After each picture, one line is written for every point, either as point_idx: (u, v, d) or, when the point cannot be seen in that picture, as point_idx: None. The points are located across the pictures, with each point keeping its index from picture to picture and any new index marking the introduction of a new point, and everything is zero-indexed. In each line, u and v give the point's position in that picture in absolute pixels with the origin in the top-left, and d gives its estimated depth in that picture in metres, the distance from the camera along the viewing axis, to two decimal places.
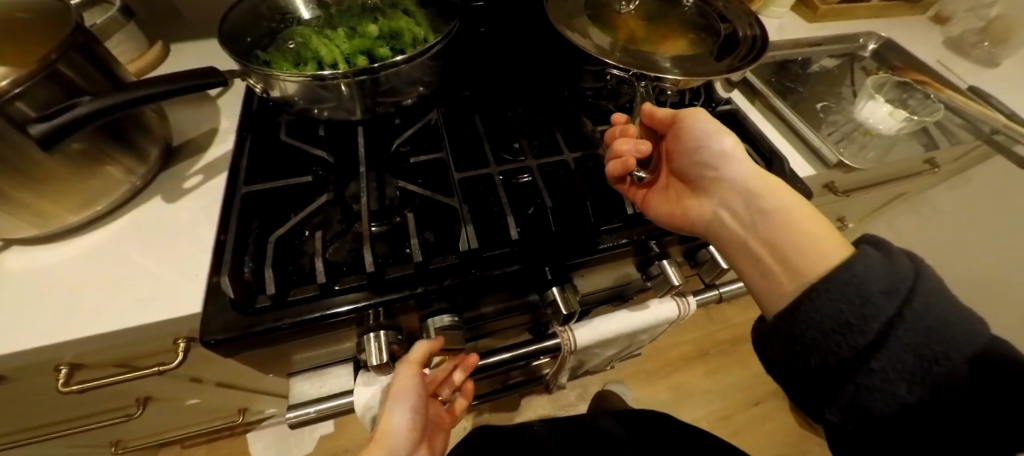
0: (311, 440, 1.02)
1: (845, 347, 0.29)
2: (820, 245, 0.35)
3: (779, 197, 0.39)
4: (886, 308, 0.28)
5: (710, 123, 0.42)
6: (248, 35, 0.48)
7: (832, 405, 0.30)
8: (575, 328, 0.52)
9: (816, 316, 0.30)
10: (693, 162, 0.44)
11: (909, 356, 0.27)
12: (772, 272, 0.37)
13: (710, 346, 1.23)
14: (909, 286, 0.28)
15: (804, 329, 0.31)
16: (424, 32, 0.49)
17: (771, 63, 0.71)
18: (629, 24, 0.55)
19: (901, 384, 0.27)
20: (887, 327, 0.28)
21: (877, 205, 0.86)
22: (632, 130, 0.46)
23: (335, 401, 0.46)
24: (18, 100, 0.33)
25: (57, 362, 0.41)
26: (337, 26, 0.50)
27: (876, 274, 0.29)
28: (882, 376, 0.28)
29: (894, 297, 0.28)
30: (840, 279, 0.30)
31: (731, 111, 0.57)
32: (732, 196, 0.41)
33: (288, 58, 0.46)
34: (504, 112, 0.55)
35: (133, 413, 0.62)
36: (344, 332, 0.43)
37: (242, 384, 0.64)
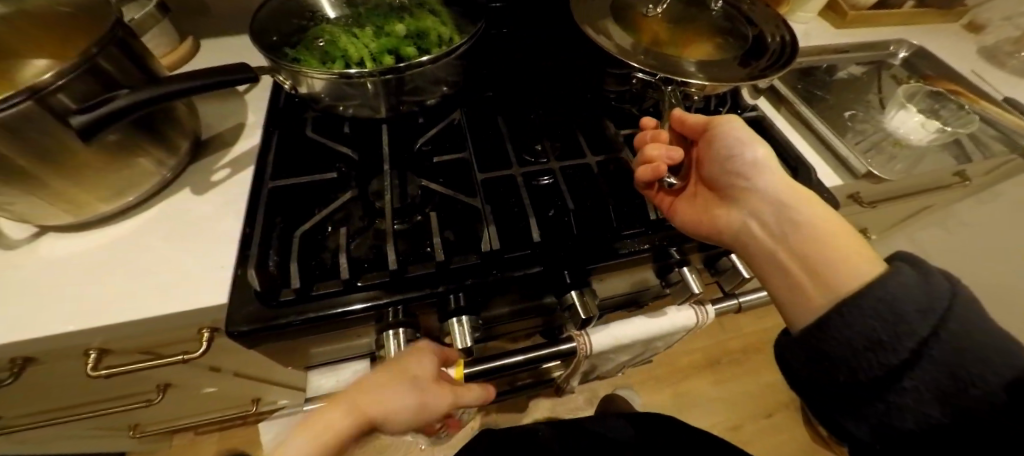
0: None
1: (875, 364, 0.28)
2: (855, 262, 0.34)
3: (812, 210, 0.38)
4: (921, 327, 0.27)
5: (743, 131, 0.42)
6: (277, 32, 0.49)
7: (860, 421, 0.29)
8: (590, 332, 0.52)
9: (846, 331, 0.29)
10: (724, 171, 0.43)
11: (944, 377, 0.27)
12: (800, 285, 0.36)
13: (722, 354, 1.21)
14: (945, 306, 0.28)
15: (833, 346, 0.30)
16: (449, 31, 0.50)
17: (796, 69, 0.70)
18: (655, 28, 0.54)
19: (933, 405, 0.27)
20: (921, 346, 0.27)
21: (902, 217, 0.84)
22: (664, 135, 0.46)
23: None
24: (59, 93, 0.34)
25: (86, 347, 0.42)
26: (364, 25, 0.50)
27: (911, 292, 0.28)
28: (914, 395, 0.27)
29: (930, 317, 0.28)
30: (872, 295, 0.29)
31: (757, 118, 0.56)
32: (763, 206, 0.40)
33: (316, 56, 0.46)
34: (526, 113, 0.55)
35: (152, 399, 0.64)
36: (364, 328, 0.43)
37: (258, 375, 0.65)
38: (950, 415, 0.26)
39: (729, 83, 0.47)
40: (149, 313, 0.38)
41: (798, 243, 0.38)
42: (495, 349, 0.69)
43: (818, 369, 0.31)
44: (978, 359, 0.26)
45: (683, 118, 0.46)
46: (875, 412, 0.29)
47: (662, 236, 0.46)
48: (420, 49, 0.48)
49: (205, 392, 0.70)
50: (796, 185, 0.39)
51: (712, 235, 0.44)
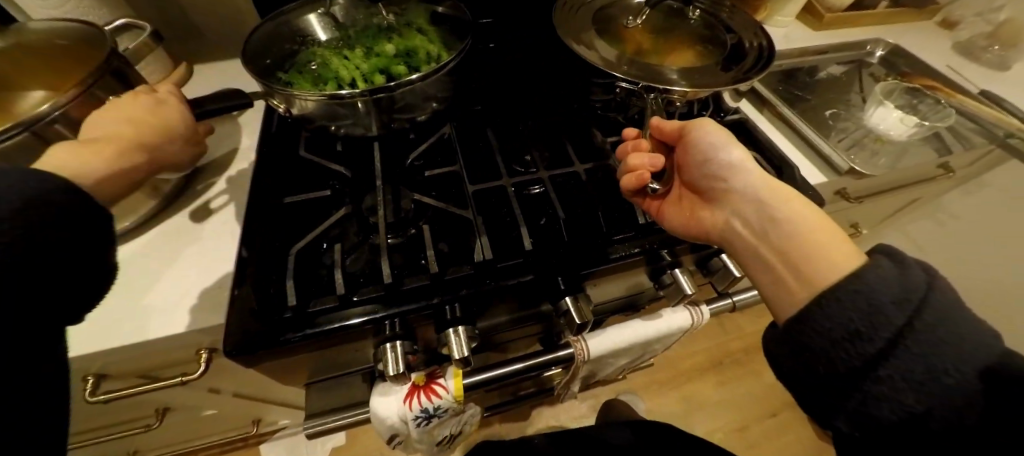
0: (323, 451, 1.03)
1: (854, 356, 0.29)
2: (834, 254, 0.34)
3: (791, 208, 0.38)
4: (897, 318, 0.28)
5: (719, 135, 0.43)
6: (269, 56, 0.50)
7: (840, 413, 0.30)
8: (587, 338, 0.52)
9: (827, 323, 0.30)
10: (704, 174, 0.44)
11: (919, 368, 0.27)
12: (783, 280, 0.36)
13: (724, 355, 1.21)
14: (920, 297, 0.28)
15: (812, 338, 0.31)
16: (437, 48, 0.51)
17: (778, 71, 0.72)
18: (637, 38, 0.56)
19: (911, 396, 0.27)
20: (896, 337, 0.28)
21: (891, 211, 0.85)
22: (645, 144, 0.47)
23: (351, 411, 0.47)
24: (57, 123, 0.35)
25: (84, 372, 0.42)
26: (353, 46, 0.52)
27: (888, 283, 0.29)
28: (890, 384, 0.28)
29: (906, 308, 0.28)
30: (848, 287, 0.30)
31: (740, 120, 0.58)
32: (744, 205, 0.41)
33: (310, 79, 0.47)
34: (515, 124, 0.56)
35: (151, 423, 0.63)
36: (361, 342, 0.44)
37: (258, 394, 0.64)
38: (927, 405, 0.27)
39: (711, 88, 0.48)
40: (147, 335, 0.38)
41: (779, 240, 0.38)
42: (495, 359, 0.69)
43: (801, 360, 0.32)
44: (953, 349, 0.27)
45: (660, 125, 0.47)
46: (852, 402, 0.29)
47: (656, 239, 0.47)
48: (410, 66, 0.49)
49: (204, 415, 0.70)
50: (773, 184, 0.40)
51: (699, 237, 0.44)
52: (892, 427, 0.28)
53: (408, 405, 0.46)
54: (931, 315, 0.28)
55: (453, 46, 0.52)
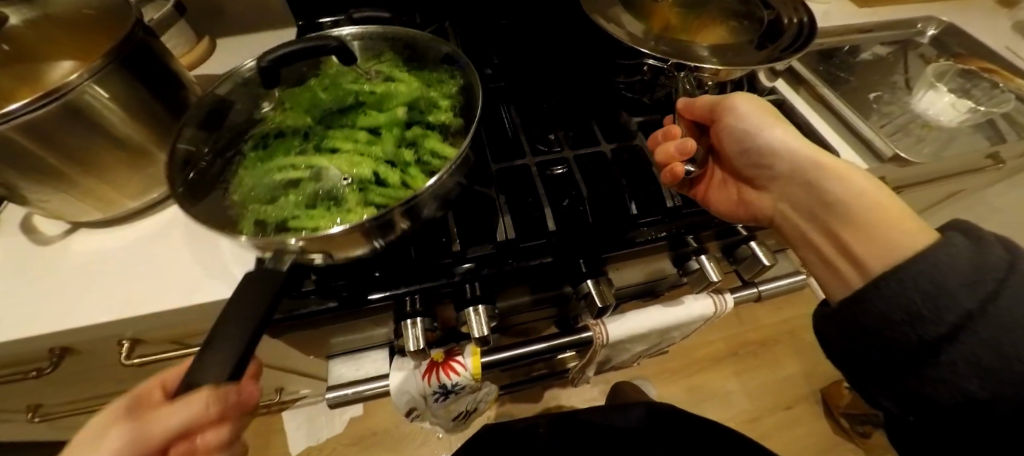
0: (340, 422, 1.06)
1: (912, 340, 0.28)
2: (887, 241, 0.34)
3: (840, 188, 0.37)
4: (965, 301, 0.27)
5: (754, 118, 0.42)
6: (200, 154, 0.40)
7: (891, 392, 0.30)
8: (607, 322, 0.52)
9: (883, 305, 0.29)
10: (745, 160, 0.45)
11: (986, 350, 0.26)
12: (838, 264, 0.38)
13: (739, 346, 1.19)
14: (994, 279, 0.27)
15: (865, 315, 0.30)
16: (442, 104, 0.43)
17: (817, 51, 0.68)
18: (666, 12, 0.53)
19: (976, 380, 0.26)
20: (963, 320, 0.27)
21: (930, 203, 0.81)
22: (676, 131, 0.45)
23: (373, 383, 0.49)
24: (88, 92, 0.35)
25: (119, 337, 0.43)
26: (336, 132, 0.41)
27: (960, 265, 0.28)
28: (950, 368, 0.27)
29: (976, 292, 0.27)
30: (913, 268, 0.29)
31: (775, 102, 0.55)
32: (791, 190, 0.42)
33: (310, 202, 0.35)
34: (538, 103, 0.55)
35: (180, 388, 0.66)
36: (382, 317, 0.44)
37: (281, 365, 0.66)
38: (993, 390, 0.25)
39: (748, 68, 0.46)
40: (181, 299, 0.40)
41: (828, 220, 0.39)
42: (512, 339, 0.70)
43: (860, 339, 0.31)
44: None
45: (691, 106, 0.46)
46: (910, 380, 0.29)
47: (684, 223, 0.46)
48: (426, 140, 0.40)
49: None
50: (818, 157, 0.39)
51: (748, 216, 0.45)
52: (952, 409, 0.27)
53: (427, 380, 0.47)
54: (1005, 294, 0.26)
55: (451, 89, 0.44)
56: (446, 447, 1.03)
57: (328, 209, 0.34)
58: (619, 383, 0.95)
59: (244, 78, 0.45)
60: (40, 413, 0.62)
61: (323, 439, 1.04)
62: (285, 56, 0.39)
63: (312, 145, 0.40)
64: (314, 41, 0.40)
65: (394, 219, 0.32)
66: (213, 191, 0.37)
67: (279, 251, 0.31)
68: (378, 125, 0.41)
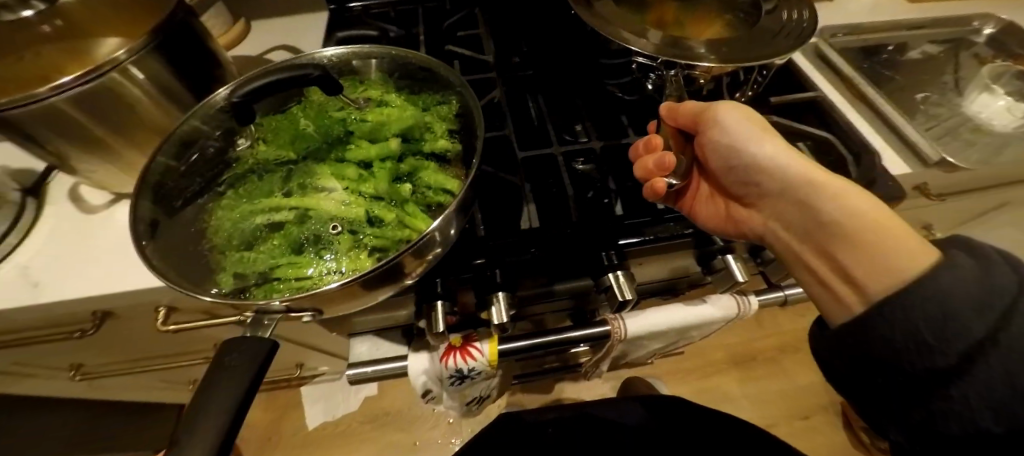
0: (356, 400, 1.09)
1: (920, 368, 0.26)
2: (885, 256, 0.30)
3: (833, 203, 0.34)
4: (974, 329, 0.24)
5: (741, 129, 0.39)
6: (179, 197, 0.38)
7: (900, 423, 0.28)
8: (625, 317, 0.51)
9: (889, 334, 0.27)
10: (733, 178, 0.43)
11: (1002, 385, 0.23)
12: (835, 285, 0.34)
13: (758, 351, 1.17)
14: (1007, 305, 0.24)
15: (872, 345, 0.28)
16: (436, 129, 0.40)
17: (862, 48, 0.64)
18: (660, 6, 0.51)
19: (989, 416, 0.24)
20: (974, 350, 0.24)
21: (975, 213, 0.77)
22: (658, 142, 0.41)
23: (391, 364, 0.50)
24: (131, 66, 0.36)
25: (156, 303, 0.46)
26: (323, 167, 0.38)
27: (965, 290, 0.25)
28: (962, 402, 0.24)
29: (986, 317, 0.24)
30: (917, 293, 0.26)
31: (812, 99, 0.53)
32: (783, 210, 0.39)
33: (293, 249, 0.34)
34: (566, 92, 0.54)
35: (209, 356, 0.69)
36: (405, 299, 0.45)
37: (304, 340, 0.69)
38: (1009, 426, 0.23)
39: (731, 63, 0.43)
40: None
41: (822, 236, 0.36)
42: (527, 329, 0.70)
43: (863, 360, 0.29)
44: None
45: (676, 110, 0.43)
46: (916, 408, 0.27)
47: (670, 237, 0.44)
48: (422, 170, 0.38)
49: None
50: (809, 172, 0.36)
51: (734, 233, 0.44)
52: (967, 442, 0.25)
53: (445, 364, 0.47)
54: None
55: (447, 113, 0.41)
56: (457, 430, 1.05)
57: (320, 259, 0.33)
58: (631, 379, 0.95)
59: (216, 102, 0.41)
60: (80, 372, 0.66)
61: (339, 415, 1.07)
62: (262, 87, 0.34)
63: (298, 183, 0.37)
64: (297, 69, 0.36)
65: (400, 262, 0.31)
66: (194, 244, 0.35)
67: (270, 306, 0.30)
68: (369, 160, 0.38)
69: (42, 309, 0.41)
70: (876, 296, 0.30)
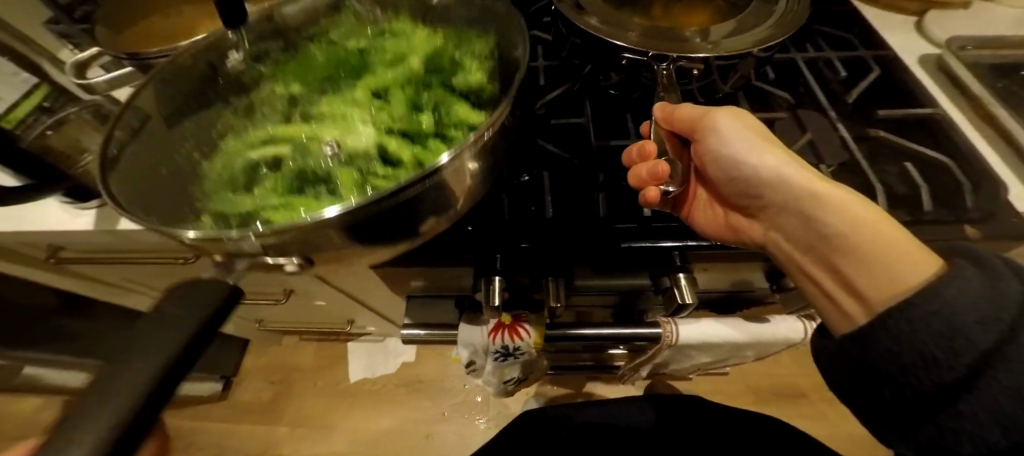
0: (394, 363, 1.15)
1: (925, 383, 0.25)
2: (895, 270, 0.28)
3: (852, 209, 0.31)
4: (981, 343, 0.23)
5: (738, 141, 0.37)
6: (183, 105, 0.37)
7: (910, 440, 0.27)
8: (679, 322, 0.50)
9: (892, 348, 0.26)
10: (734, 189, 0.40)
11: (1012, 399, 0.22)
12: (840, 300, 0.32)
13: (811, 387, 1.08)
14: (1013, 316, 0.23)
15: (876, 360, 0.27)
16: (463, 66, 0.39)
17: (1000, 64, 0.56)
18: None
19: (994, 430, 0.22)
20: (982, 364, 0.23)
21: None
22: (651, 147, 0.38)
23: (441, 331, 0.52)
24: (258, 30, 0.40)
25: None
26: (338, 99, 0.38)
27: (971, 301, 0.24)
28: (971, 419, 0.23)
29: (992, 331, 0.23)
30: (920, 307, 0.25)
31: (927, 115, 0.48)
32: (785, 221, 0.37)
33: (287, 180, 0.32)
34: None
35: (279, 299, 0.76)
36: (464, 270, 0.46)
37: (360, 297, 0.74)
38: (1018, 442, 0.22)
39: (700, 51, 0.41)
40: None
41: (828, 247, 0.33)
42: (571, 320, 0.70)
43: (863, 369, 0.28)
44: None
45: (672, 113, 0.39)
46: (920, 421, 0.26)
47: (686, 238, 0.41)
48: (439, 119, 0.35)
49: (316, 304, 0.82)
50: (811, 182, 0.34)
51: (735, 243, 0.41)
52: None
53: (493, 338, 0.49)
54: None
55: (479, 50, 0.39)
56: (484, 410, 1.08)
57: (316, 194, 0.31)
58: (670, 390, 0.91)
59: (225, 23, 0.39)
60: None
61: (377, 374, 1.14)
62: None
63: (314, 112, 0.37)
64: None
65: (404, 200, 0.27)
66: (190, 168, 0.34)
67: (244, 245, 0.25)
68: (391, 92, 0.38)
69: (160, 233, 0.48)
70: (876, 305, 0.29)
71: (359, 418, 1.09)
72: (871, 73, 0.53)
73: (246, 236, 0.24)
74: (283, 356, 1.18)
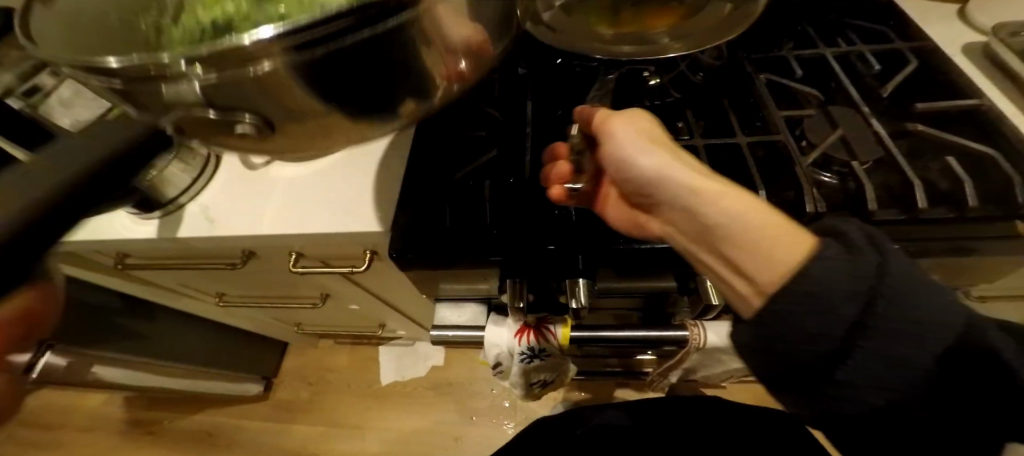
0: (424, 366, 1.18)
1: (806, 353, 0.26)
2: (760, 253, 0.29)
3: (727, 202, 0.31)
4: (848, 312, 0.25)
5: (630, 136, 0.37)
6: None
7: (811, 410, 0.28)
8: (707, 325, 0.49)
9: (784, 328, 0.26)
10: (629, 186, 0.39)
11: (879, 363, 0.24)
12: (731, 281, 0.32)
13: None
14: (874, 286, 0.25)
15: (791, 348, 0.26)
16: None
17: None
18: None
19: (875, 394, 0.25)
20: (849, 332, 0.25)
21: None
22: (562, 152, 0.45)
23: (468, 332, 0.54)
24: None
25: (289, 248, 0.54)
26: None
27: (835, 277, 0.25)
28: (850, 385, 0.25)
29: (856, 302, 0.25)
30: (798, 286, 0.26)
31: (972, 107, 0.46)
32: (676, 215, 0.35)
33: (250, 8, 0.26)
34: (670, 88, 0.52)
35: (316, 302, 0.80)
36: (488, 272, 0.48)
37: (392, 300, 0.76)
38: (889, 399, 0.25)
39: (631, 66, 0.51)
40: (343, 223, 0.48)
41: (711, 238, 0.32)
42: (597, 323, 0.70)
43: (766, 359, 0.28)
44: (913, 336, 0.24)
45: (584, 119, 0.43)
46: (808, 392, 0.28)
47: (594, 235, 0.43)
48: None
49: (349, 308, 0.86)
50: (691, 178, 0.33)
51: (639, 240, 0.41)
52: (866, 419, 0.26)
53: (518, 340, 0.50)
54: (891, 298, 0.24)
55: None
56: (511, 414, 1.09)
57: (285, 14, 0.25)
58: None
59: None
60: (221, 298, 0.82)
61: (407, 377, 1.17)
62: None
63: None
64: None
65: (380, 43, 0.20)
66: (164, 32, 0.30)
67: (179, 88, 0.20)
68: None
69: (213, 240, 0.52)
70: (765, 287, 0.29)
71: (390, 419, 1.12)
72: (908, 65, 0.51)
73: (169, 64, 0.18)
74: (319, 358, 1.23)
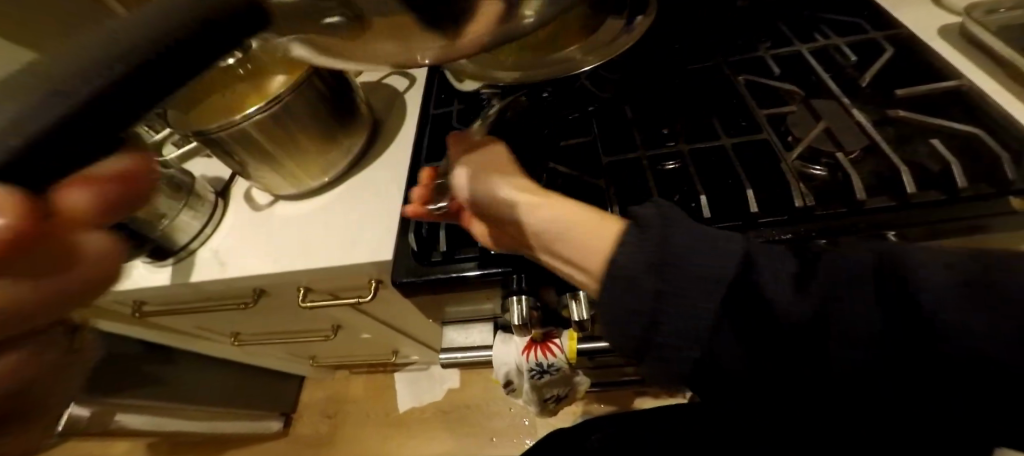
0: (440, 389, 1.18)
1: (638, 336, 0.26)
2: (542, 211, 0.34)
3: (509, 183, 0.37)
4: (648, 286, 0.26)
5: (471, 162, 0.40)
6: None
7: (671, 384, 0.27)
8: None
9: (615, 318, 0.27)
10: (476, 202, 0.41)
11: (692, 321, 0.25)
12: (573, 274, 0.35)
13: None
14: (664, 260, 0.26)
15: (626, 331, 0.27)
16: None
17: None
18: None
19: (690, 347, 0.25)
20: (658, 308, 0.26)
21: None
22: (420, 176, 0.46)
23: (477, 352, 0.54)
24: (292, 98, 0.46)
25: (297, 283, 0.56)
26: None
27: (634, 258, 0.27)
28: (673, 347, 0.26)
29: (654, 273, 0.26)
30: (611, 275, 0.27)
31: (954, 89, 0.46)
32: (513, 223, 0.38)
33: None
34: (653, 97, 0.54)
35: (328, 334, 0.81)
36: (491, 292, 0.49)
37: (402, 326, 0.77)
38: (705, 354, 0.25)
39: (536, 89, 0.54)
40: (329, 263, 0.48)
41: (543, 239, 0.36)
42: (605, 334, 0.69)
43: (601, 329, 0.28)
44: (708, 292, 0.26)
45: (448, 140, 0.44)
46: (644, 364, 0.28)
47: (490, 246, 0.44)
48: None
49: (361, 337, 0.87)
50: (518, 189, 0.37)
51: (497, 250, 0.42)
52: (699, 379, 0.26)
53: (526, 356, 0.50)
54: (678, 259, 0.26)
55: None
56: (532, 432, 1.08)
57: None
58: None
59: None
60: (236, 338, 0.83)
61: (424, 402, 1.17)
62: None
63: None
64: None
65: None
66: None
67: None
68: None
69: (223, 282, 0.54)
70: (595, 270, 0.32)
71: (411, 446, 1.12)
72: (885, 53, 0.52)
73: None
74: (335, 389, 1.23)
